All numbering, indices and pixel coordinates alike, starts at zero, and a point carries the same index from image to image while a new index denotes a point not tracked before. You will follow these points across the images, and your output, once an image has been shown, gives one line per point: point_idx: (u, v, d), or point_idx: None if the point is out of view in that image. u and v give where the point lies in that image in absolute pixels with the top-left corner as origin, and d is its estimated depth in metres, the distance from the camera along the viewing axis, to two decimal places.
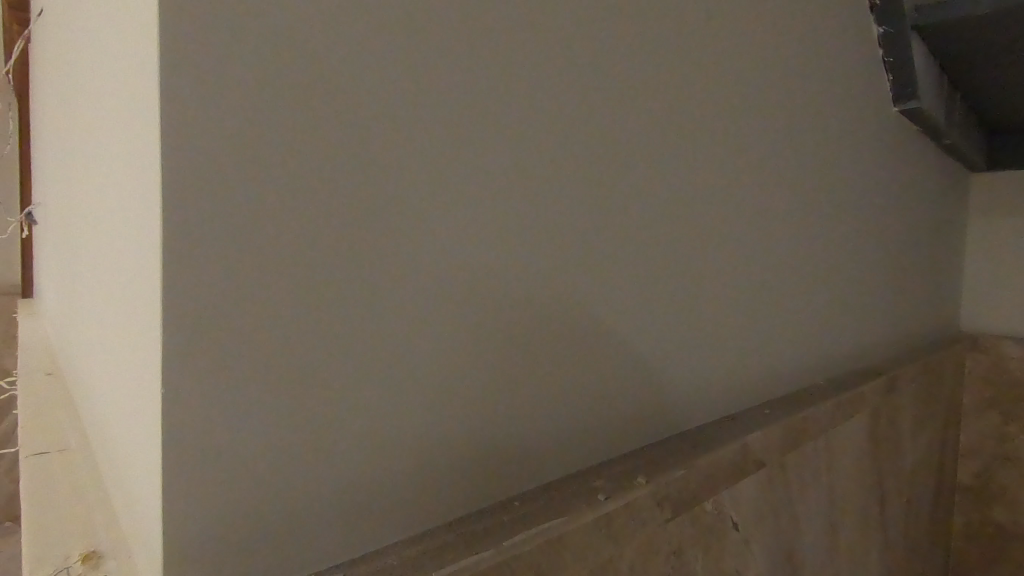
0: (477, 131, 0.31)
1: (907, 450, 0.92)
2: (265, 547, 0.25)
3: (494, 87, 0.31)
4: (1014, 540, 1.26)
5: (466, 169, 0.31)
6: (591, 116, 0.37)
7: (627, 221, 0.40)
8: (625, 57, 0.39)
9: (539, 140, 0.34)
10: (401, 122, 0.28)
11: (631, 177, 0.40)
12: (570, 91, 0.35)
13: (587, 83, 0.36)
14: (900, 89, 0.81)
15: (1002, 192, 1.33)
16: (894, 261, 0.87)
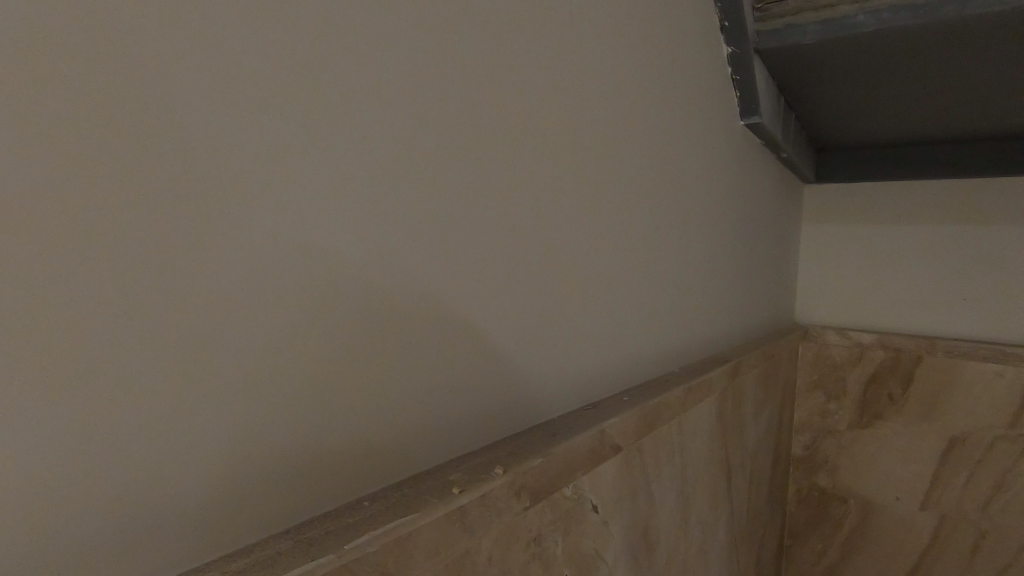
0: (305, 115, 0.30)
1: (750, 429, 1.04)
2: (54, 558, 0.23)
3: (323, 72, 0.31)
4: (833, 501, 1.46)
5: (294, 155, 0.30)
6: (430, 108, 0.38)
7: (475, 214, 0.42)
8: (464, 52, 0.40)
9: (375, 128, 0.34)
10: (216, 103, 0.27)
11: (477, 173, 0.42)
12: (408, 81, 0.36)
13: (430, 79, 0.38)
14: (745, 105, 0.90)
15: (825, 201, 1.54)
16: (739, 261, 0.98)
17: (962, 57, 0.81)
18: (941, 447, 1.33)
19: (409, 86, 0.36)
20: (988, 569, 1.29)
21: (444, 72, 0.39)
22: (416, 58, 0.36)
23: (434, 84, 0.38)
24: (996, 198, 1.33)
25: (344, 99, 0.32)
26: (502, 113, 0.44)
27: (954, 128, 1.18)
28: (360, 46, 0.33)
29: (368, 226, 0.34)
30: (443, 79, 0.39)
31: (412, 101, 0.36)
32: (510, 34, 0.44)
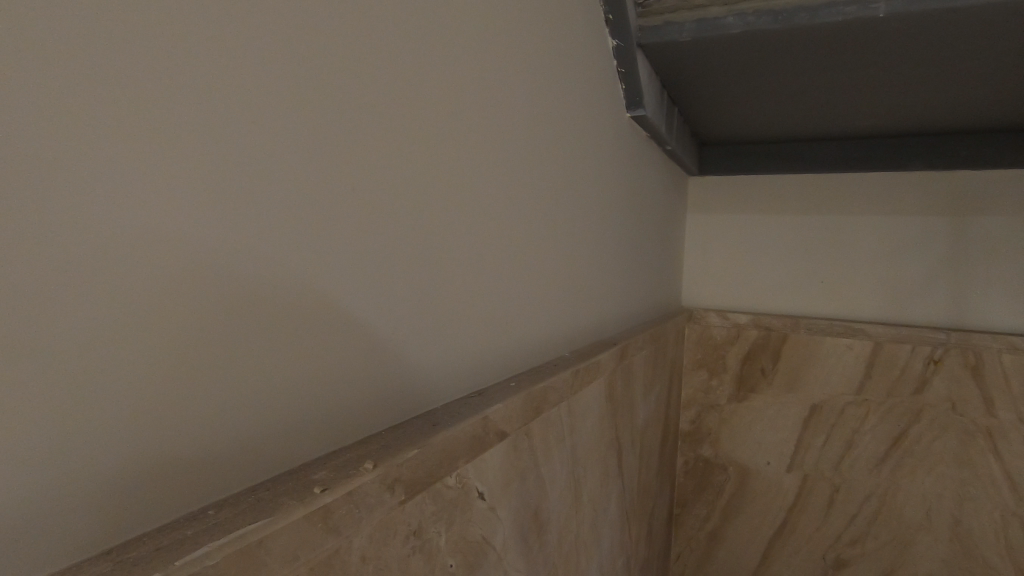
0: (132, 82, 0.27)
1: (638, 407, 1.10)
2: None
3: (154, 35, 0.28)
4: (715, 469, 1.59)
5: (117, 128, 0.27)
6: (289, 81, 0.35)
7: (346, 196, 0.40)
8: (328, 23, 0.38)
9: (223, 101, 0.31)
10: (12, 62, 0.23)
11: (347, 152, 0.40)
12: (261, 51, 0.33)
13: (288, 49, 0.35)
14: (631, 97, 0.94)
15: (707, 192, 1.66)
16: (626, 248, 1.02)
17: (813, 62, 0.90)
18: (803, 414, 1.49)
19: (259, 57, 0.33)
20: (840, 518, 1.47)
21: (304, 43, 0.36)
22: (267, 26, 0.34)
23: (292, 55, 0.35)
24: (846, 191, 1.50)
25: (180, 65, 0.29)
26: (376, 89, 0.42)
27: (812, 128, 1.30)
28: (192, 8, 0.30)
29: (212, 208, 0.31)
30: (301, 51, 0.36)
31: (261, 72, 0.34)
32: (382, 5, 0.42)
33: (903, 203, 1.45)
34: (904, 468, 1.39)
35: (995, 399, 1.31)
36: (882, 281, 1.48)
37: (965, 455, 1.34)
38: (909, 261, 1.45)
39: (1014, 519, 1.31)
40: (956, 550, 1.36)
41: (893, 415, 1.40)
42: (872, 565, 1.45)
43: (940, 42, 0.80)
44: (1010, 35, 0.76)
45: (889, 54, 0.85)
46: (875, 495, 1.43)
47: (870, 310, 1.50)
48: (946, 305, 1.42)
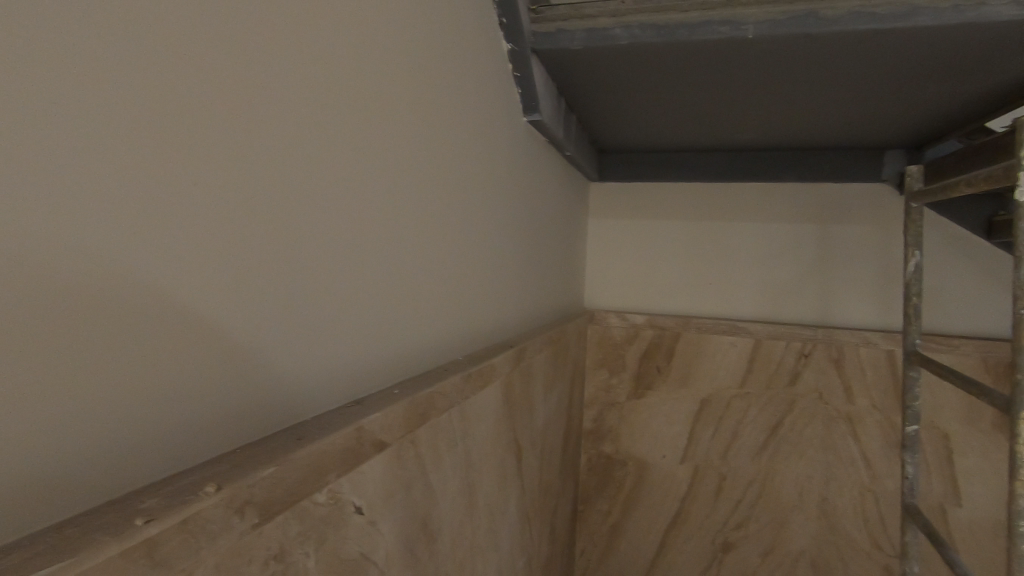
0: None
1: (538, 409, 1.11)
2: None
3: None
4: (615, 464, 1.65)
5: None
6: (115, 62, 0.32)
7: (187, 191, 0.36)
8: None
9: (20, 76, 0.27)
10: None
11: (184, 142, 0.36)
12: (75, 24, 0.30)
13: (104, 21, 0.31)
14: (526, 103, 0.95)
15: (607, 197, 1.72)
16: (524, 252, 1.03)
17: (694, 76, 0.95)
18: (694, 409, 1.58)
19: (73, 29, 0.30)
20: (727, 505, 1.57)
21: (135, 17, 0.33)
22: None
23: (102, 28, 0.31)
24: (729, 199, 1.62)
25: None
26: (224, 73, 0.38)
27: (697, 139, 1.39)
28: None
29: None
30: (122, 25, 0.32)
31: (72, 45, 0.30)
32: None
33: (778, 211, 1.58)
34: (780, 454, 1.52)
35: (853, 388, 1.46)
36: (761, 283, 1.60)
37: (830, 440, 1.48)
38: (783, 264, 1.58)
39: (870, 495, 1.46)
40: (823, 527, 1.50)
41: (771, 406, 1.52)
42: (755, 546, 1.56)
43: (800, 64, 0.87)
44: (860, 60, 0.85)
45: (758, 73, 0.92)
46: (756, 480, 1.54)
47: (751, 310, 1.62)
48: (815, 304, 1.56)
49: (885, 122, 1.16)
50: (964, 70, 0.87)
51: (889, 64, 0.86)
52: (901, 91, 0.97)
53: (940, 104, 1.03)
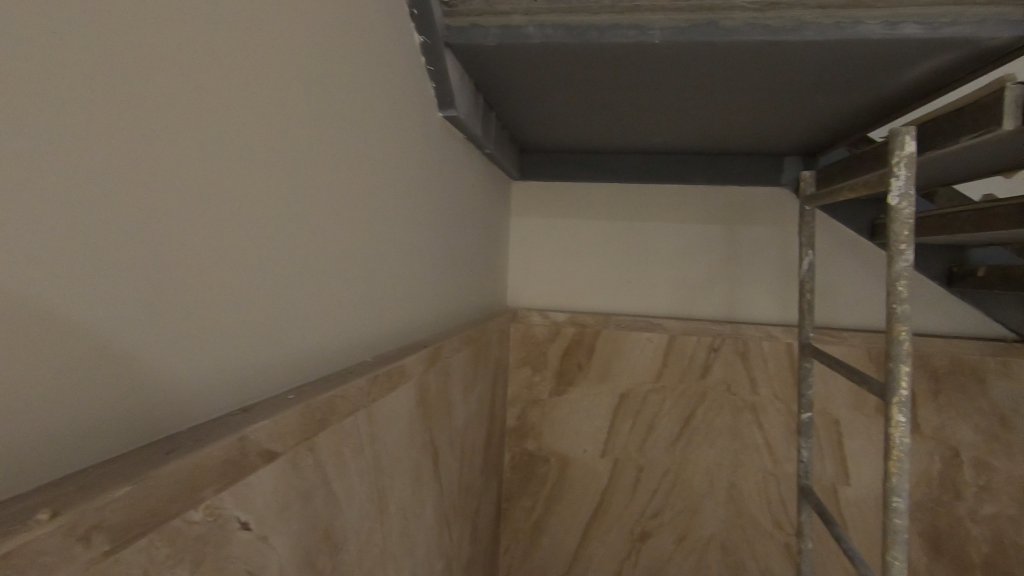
0: None
1: (456, 409, 1.09)
2: None
3: None
4: (539, 461, 1.68)
5: None
6: None
7: (14, 179, 0.32)
8: None
9: None
10: None
11: (4, 119, 0.31)
12: None
13: None
14: (441, 98, 0.94)
15: (528, 196, 1.73)
16: (440, 250, 1.01)
17: (605, 78, 0.97)
18: (613, 403, 1.63)
19: None
20: (644, 495, 1.63)
21: None
22: None
23: None
24: (645, 200, 1.67)
25: None
26: (68, 45, 0.34)
27: (613, 141, 1.42)
28: None
29: None
30: None
31: None
32: None
33: (690, 212, 1.65)
34: (693, 444, 1.60)
35: (757, 379, 1.56)
36: (675, 281, 1.67)
37: (737, 428, 1.57)
38: (695, 263, 1.66)
39: (773, 479, 1.56)
40: (731, 511, 1.59)
41: (683, 398, 1.60)
42: (670, 533, 1.63)
43: (704, 71, 0.91)
44: (757, 70, 0.90)
45: (665, 78, 0.95)
46: (671, 470, 1.61)
47: (666, 307, 1.68)
48: (723, 300, 1.65)
49: (782, 130, 1.24)
50: (846, 84, 0.94)
51: (781, 75, 0.91)
52: (794, 101, 1.04)
53: (828, 115, 1.11)
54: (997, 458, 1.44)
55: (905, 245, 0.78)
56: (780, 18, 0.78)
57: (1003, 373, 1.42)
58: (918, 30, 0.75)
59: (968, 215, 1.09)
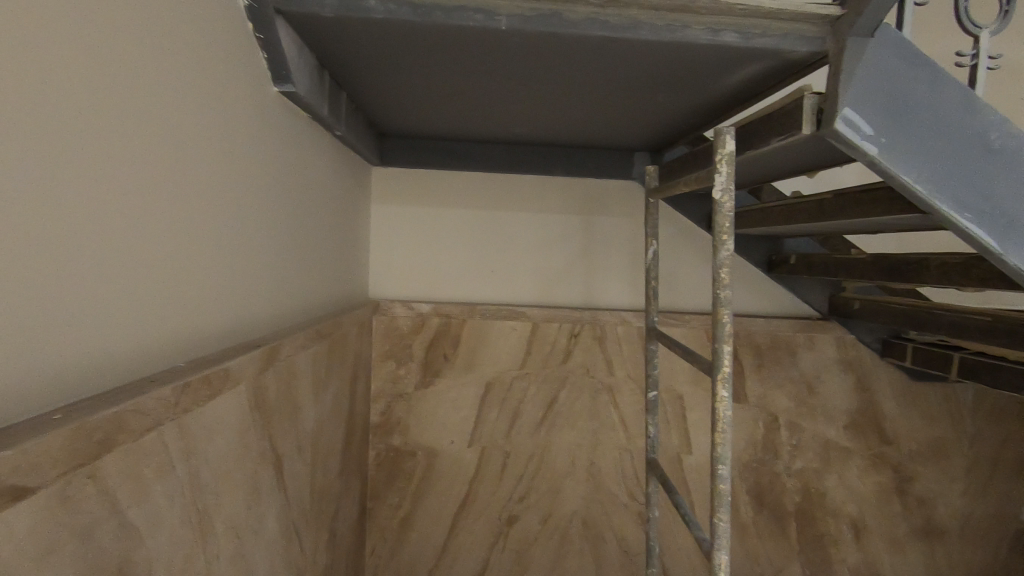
0: None
1: (305, 411, 1.02)
2: None
3: None
4: (405, 456, 1.65)
5: None
6: None
7: None
8: None
9: None
10: None
11: None
12: None
13: None
14: (275, 71, 0.86)
15: (390, 183, 1.67)
16: (279, 240, 0.92)
17: (455, 61, 0.94)
18: (479, 392, 1.64)
19: None
20: (510, 480, 1.67)
21: None
22: None
23: None
24: (507, 190, 1.69)
25: None
26: None
27: (471, 129, 1.40)
28: None
29: None
30: None
31: None
32: None
33: (550, 203, 1.70)
34: (555, 427, 1.66)
35: (613, 361, 1.65)
36: (537, 270, 1.71)
37: (595, 409, 1.66)
38: (556, 252, 1.71)
39: (627, 454, 1.67)
40: (589, 488, 1.68)
41: (546, 384, 1.65)
42: (535, 515, 1.68)
43: (552, 62, 0.92)
44: (601, 65, 0.92)
45: (515, 67, 0.95)
46: (535, 454, 1.66)
47: (530, 295, 1.71)
48: (582, 288, 1.72)
49: (630, 126, 1.31)
50: (679, 85, 1.01)
51: (623, 72, 0.95)
52: (638, 98, 1.09)
53: (667, 114, 1.19)
54: (806, 420, 1.67)
55: (726, 236, 0.85)
56: (619, 16, 0.80)
57: (810, 346, 1.65)
58: (735, 38, 0.82)
59: (780, 210, 1.23)
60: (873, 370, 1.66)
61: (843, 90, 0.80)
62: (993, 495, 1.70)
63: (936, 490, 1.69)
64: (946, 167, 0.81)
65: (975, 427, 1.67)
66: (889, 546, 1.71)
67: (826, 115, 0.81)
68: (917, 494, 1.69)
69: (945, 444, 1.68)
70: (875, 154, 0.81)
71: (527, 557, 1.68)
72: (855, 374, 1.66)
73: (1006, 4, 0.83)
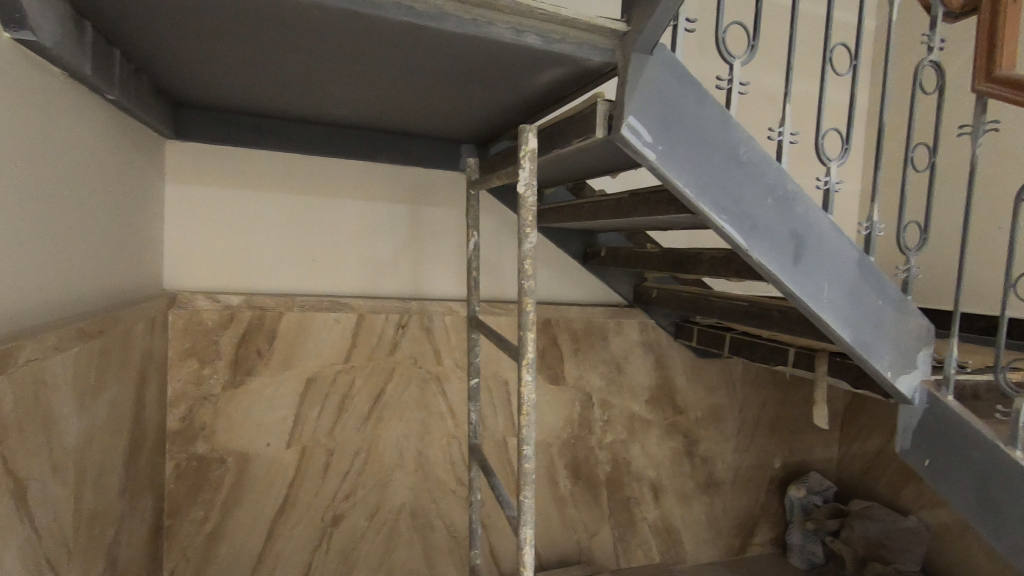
0: None
1: (65, 424, 0.86)
2: None
3: None
4: (212, 464, 1.49)
5: None
6: None
7: None
8: None
9: None
10: None
11: None
12: None
13: None
14: (5, 14, 0.70)
15: (190, 160, 1.48)
16: (15, 220, 0.76)
17: (249, 28, 0.85)
18: (300, 389, 1.55)
19: None
20: (334, 479, 1.60)
21: None
22: None
23: None
24: (329, 174, 1.60)
25: None
26: None
27: (281, 106, 1.30)
28: None
29: None
30: None
31: None
32: None
33: (375, 191, 1.65)
34: (382, 420, 1.63)
35: (441, 351, 1.66)
36: (362, 260, 1.65)
37: (424, 400, 1.66)
38: (382, 242, 1.66)
39: (455, 442, 1.70)
40: (418, 479, 1.68)
41: (373, 376, 1.61)
42: (361, 511, 1.63)
43: (359, 42, 0.88)
44: (411, 51, 0.91)
45: (320, 43, 0.89)
46: (362, 450, 1.61)
47: (354, 286, 1.65)
48: (409, 278, 1.70)
49: (451, 117, 1.32)
50: (492, 80, 1.04)
51: (434, 61, 0.95)
52: (455, 89, 1.10)
53: (484, 108, 1.22)
54: (615, 397, 1.85)
55: (530, 229, 0.90)
56: (424, 3, 0.79)
57: (618, 331, 1.83)
58: (536, 41, 0.86)
59: (588, 206, 1.33)
60: (668, 350, 1.89)
61: (627, 100, 0.89)
62: (755, 449, 2.05)
63: (715, 450, 2.00)
64: (708, 176, 0.95)
65: (743, 394, 2.01)
66: (679, 501, 1.98)
67: (615, 121, 0.90)
68: (701, 454, 1.98)
69: (721, 410, 1.99)
70: (654, 159, 0.91)
71: (353, 555, 1.64)
72: (654, 354, 1.88)
73: (752, 39, 0.99)
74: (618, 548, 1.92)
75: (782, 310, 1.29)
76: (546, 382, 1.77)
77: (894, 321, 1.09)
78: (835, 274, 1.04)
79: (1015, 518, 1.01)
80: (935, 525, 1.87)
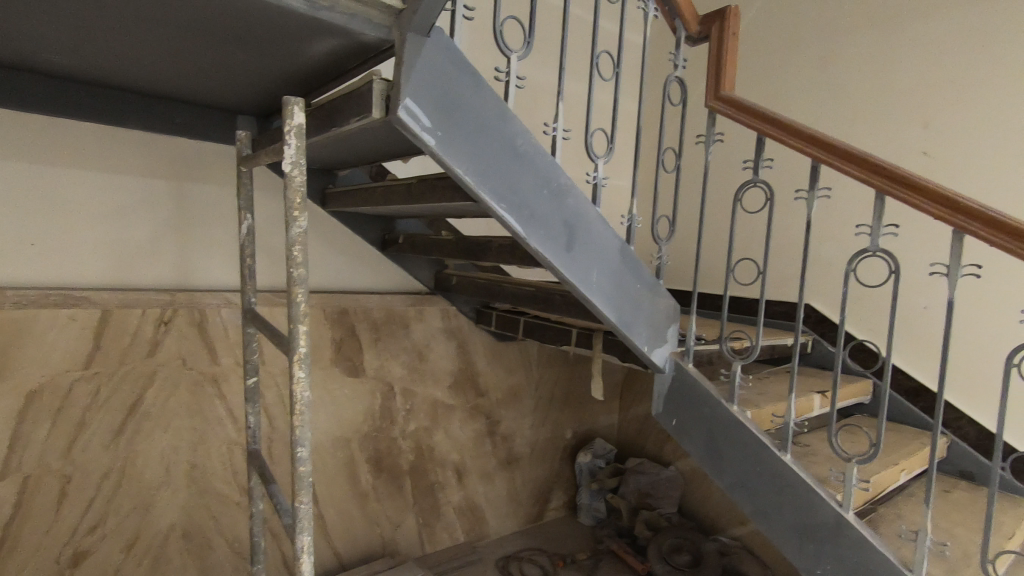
0: None
1: None
2: None
3: None
4: None
5: None
6: None
7: None
8: None
9: None
10: None
11: None
12: None
13: None
14: None
15: None
16: None
17: None
18: (18, 406, 1.23)
19: None
20: (76, 509, 1.32)
21: None
22: None
23: None
24: (53, 138, 1.30)
25: None
26: None
27: None
28: None
29: None
30: None
31: None
32: None
33: (122, 161, 1.38)
34: (140, 434, 1.39)
35: (216, 349, 1.47)
36: (106, 244, 1.37)
37: (196, 405, 1.45)
38: (133, 222, 1.40)
39: (237, 449, 1.53)
40: (191, 494, 1.47)
41: (127, 383, 1.36)
42: (114, 542, 1.38)
43: None
44: None
45: None
46: (113, 470, 1.36)
47: (94, 275, 1.36)
48: (172, 266, 1.46)
49: (216, 81, 1.15)
50: (251, 43, 0.92)
51: (171, 11, 0.80)
52: (208, 48, 0.95)
53: (251, 74, 1.08)
54: (417, 385, 1.84)
55: (298, 212, 0.82)
56: None
57: (419, 318, 1.81)
58: (299, 4, 0.78)
59: (380, 189, 1.29)
60: (468, 335, 1.94)
61: (404, 82, 0.85)
62: (549, 423, 2.22)
63: (514, 427, 2.11)
64: (487, 166, 0.97)
65: (537, 373, 2.15)
66: (482, 480, 2.05)
67: (391, 102, 0.85)
68: (501, 433, 2.08)
69: (518, 390, 2.11)
70: (433, 146, 0.90)
71: None
72: (455, 340, 1.91)
73: (528, 36, 1.03)
74: (422, 534, 1.93)
75: (562, 294, 1.40)
76: (343, 375, 1.68)
77: (648, 303, 1.25)
78: (602, 263, 1.15)
79: (731, 459, 1.24)
80: (687, 471, 2.23)
